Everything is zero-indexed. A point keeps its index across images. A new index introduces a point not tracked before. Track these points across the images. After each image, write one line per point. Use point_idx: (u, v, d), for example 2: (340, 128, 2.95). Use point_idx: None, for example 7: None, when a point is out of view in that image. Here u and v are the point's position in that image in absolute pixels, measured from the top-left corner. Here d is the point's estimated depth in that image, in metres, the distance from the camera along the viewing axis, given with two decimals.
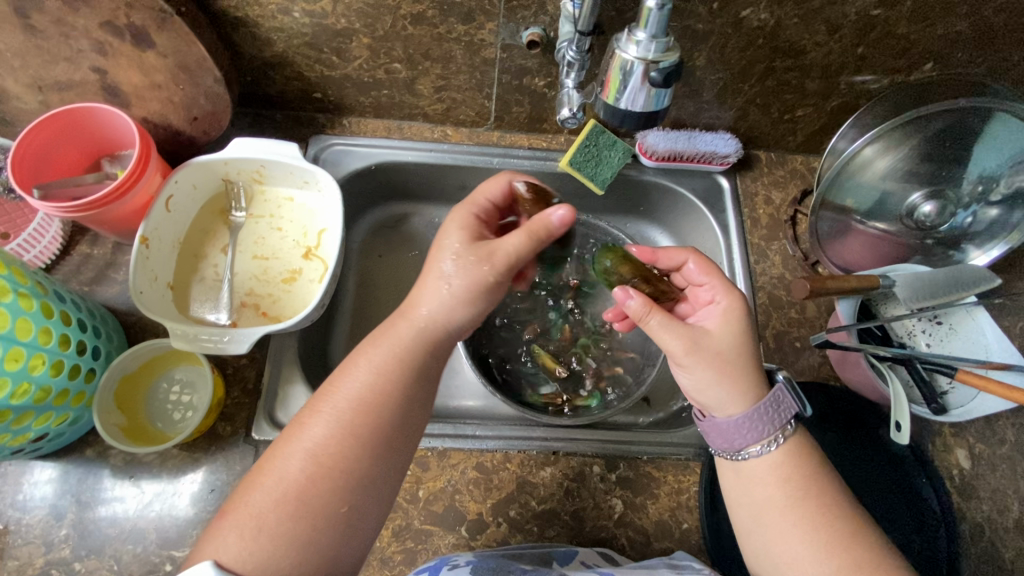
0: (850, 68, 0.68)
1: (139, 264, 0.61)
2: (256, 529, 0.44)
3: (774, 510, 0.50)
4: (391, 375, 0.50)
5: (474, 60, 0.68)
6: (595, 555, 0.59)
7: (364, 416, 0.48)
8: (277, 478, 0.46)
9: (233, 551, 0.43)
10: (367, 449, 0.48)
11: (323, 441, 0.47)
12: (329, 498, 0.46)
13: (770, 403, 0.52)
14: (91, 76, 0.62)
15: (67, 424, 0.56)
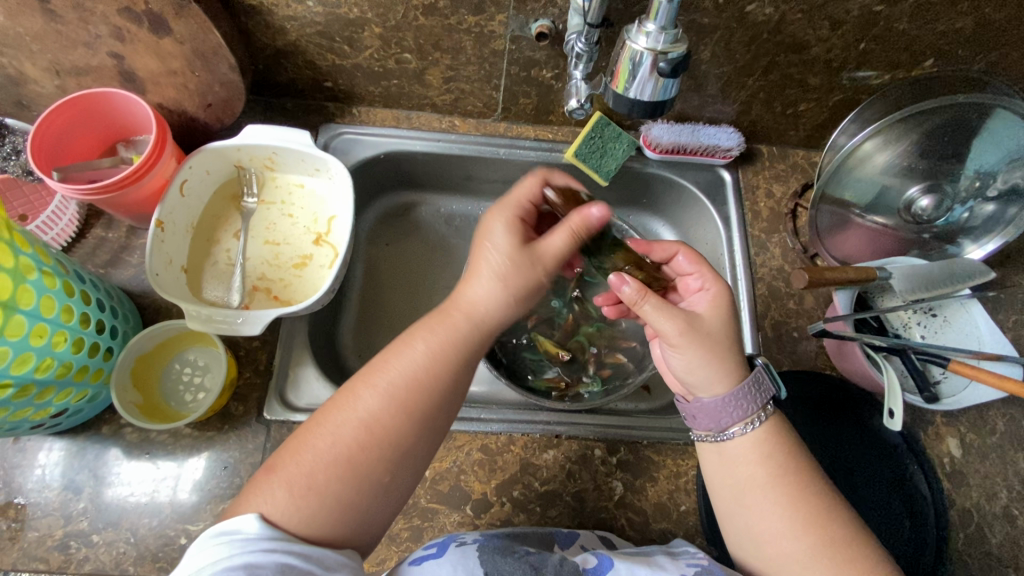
0: (852, 63, 0.69)
1: (155, 247, 0.62)
2: (307, 487, 0.46)
3: (757, 486, 0.52)
4: (443, 357, 0.53)
5: (484, 52, 0.69)
6: (594, 539, 0.60)
7: (415, 393, 0.51)
8: (331, 441, 0.48)
9: (281, 505, 0.45)
10: (414, 426, 0.51)
11: (376, 410, 0.50)
12: (374, 465, 0.49)
13: (751, 383, 0.54)
14: (108, 61, 0.63)
15: (86, 400, 0.57)
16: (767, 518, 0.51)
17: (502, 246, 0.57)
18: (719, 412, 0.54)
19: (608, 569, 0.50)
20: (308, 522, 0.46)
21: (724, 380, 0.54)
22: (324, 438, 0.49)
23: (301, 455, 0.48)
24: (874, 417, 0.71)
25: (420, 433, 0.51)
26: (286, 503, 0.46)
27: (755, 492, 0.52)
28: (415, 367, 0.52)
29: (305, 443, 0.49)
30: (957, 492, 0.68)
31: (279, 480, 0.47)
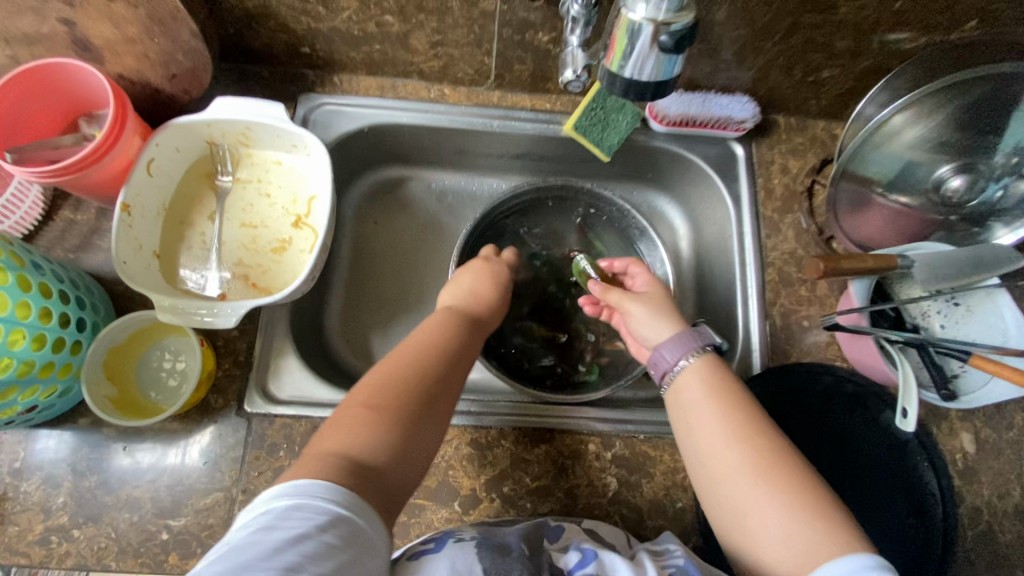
0: (885, 24, 0.62)
1: (122, 233, 0.59)
2: (380, 411, 0.48)
3: (723, 455, 0.53)
4: (458, 320, 0.61)
5: (472, 13, 0.62)
6: (579, 529, 0.57)
7: (445, 343, 0.57)
8: (373, 399, 0.49)
9: (355, 431, 0.46)
10: (452, 369, 0.55)
11: (422, 353, 0.55)
12: (429, 395, 0.51)
13: (690, 332, 0.60)
14: (59, 28, 0.57)
15: (56, 396, 0.55)
16: (740, 490, 0.51)
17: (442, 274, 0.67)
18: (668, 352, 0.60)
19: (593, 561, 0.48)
20: (381, 445, 0.46)
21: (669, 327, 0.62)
22: (384, 374, 0.52)
23: (364, 387, 0.50)
24: (884, 412, 0.66)
25: (459, 373, 0.56)
26: (363, 427, 0.47)
27: (725, 463, 0.52)
28: (440, 324, 0.60)
29: (371, 379, 0.51)
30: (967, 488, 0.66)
31: (357, 408, 0.48)
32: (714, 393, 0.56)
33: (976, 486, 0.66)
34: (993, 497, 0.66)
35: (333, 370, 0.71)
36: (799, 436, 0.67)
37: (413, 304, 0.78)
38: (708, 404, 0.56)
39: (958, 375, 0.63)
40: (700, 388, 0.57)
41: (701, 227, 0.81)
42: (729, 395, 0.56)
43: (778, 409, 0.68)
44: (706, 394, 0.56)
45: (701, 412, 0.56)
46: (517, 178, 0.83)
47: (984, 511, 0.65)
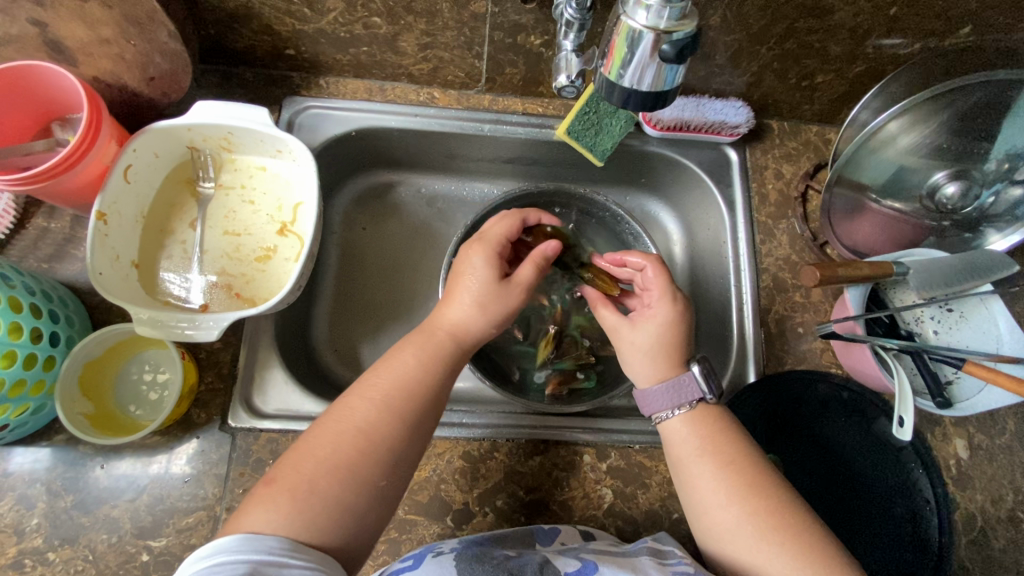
0: (879, 30, 0.61)
1: (97, 243, 0.56)
2: (301, 496, 0.44)
3: (721, 505, 0.50)
4: (430, 369, 0.53)
5: (463, 15, 0.61)
6: (576, 534, 0.57)
7: (408, 409, 0.51)
8: (315, 463, 0.46)
9: (274, 517, 0.43)
10: (405, 441, 0.50)
11: (369, 417, 0.49)
12: (365, 476, 0.47)
13: (674, 384, 0.55)
14: (30, 29, 0.55)
15: (28, 414, 0.53)
16: (741, 540, 0.48)
17: (481, 276, 0.58)
18: (647, 401, 0.56)
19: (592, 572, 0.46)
20: (302, 531, 0.43)
21: (659, 359, 0.57)
22: (319, 445, 0.47)
23: (295, 464, 0.46)
24: (879, 419, 0.65)
25: (414, 442, 0.51)
26: (280, 516, 0.43)
27: (725, 517, 0.50)
28: (405, 379, 0.52)
29: (302, 452, 0.47)
30: (962, 495, 0.65)
31: (277, 490, 0.45)
32: (709, 434, 0.54)
33: (971, 493, 0.65)
34: (989, 504, 0.65)
35: (321, 382, 0.69)
36: (790, 446, 0.66)
37: (403, 313, 0.76)
38: (701, 453, 0.53)
39: (952, 381, 0.64)
40: (691, 436, 0.54)
41: (695, 233, 0.80)
42: (725, 438, 0.53)
43: (772, 421, 0.67)
44: (697, 448, 0.53)
45: (697, 464, 0.53)
46: (509, 183, 0.82)
47: (981, 518, 0.64)
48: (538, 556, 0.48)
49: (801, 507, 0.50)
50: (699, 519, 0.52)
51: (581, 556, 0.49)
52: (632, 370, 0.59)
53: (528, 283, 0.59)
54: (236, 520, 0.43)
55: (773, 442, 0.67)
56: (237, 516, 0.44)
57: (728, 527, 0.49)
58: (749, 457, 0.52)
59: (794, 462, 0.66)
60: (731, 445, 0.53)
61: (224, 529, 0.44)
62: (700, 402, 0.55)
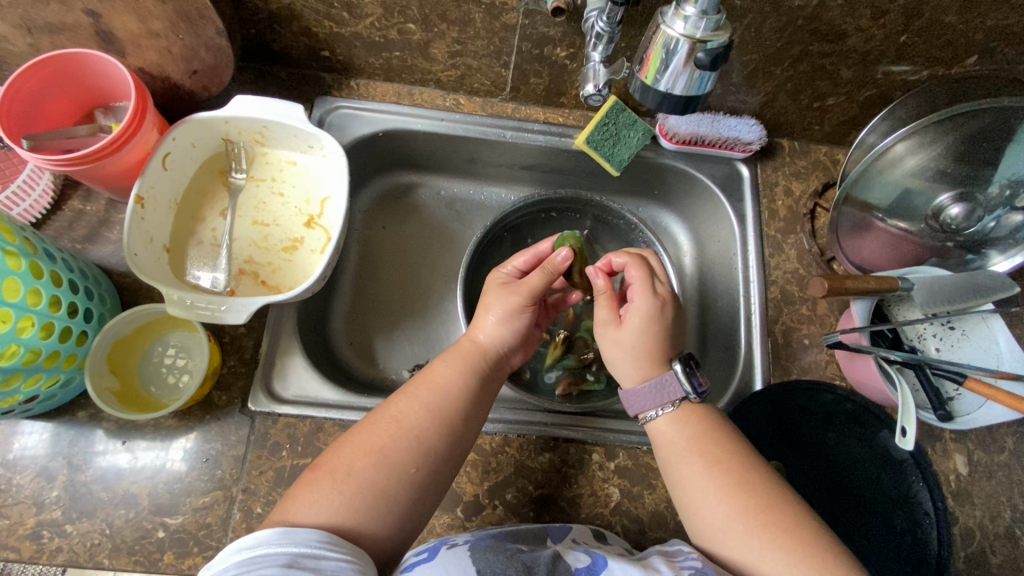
0: (890, 56, 0.64)
1: (135, 225, 0.59)
2: (340, 482, 0.46)
3: (706, 497, 0.52)
4: (473, 375, 0.56)
5: (494, 25, 0.64)
6: (587, 532, 0.58)
7: (452, 411, 0.53)
8: (354, 453, 0.48)
9: (315, 505, 0.45)
10: (449, 443, 0.51)
11: (409, 414, 0.51)
12: (405, 468, 0.48)
13: (657, 383, 0.57)
14: (84, 19, 0.58)
15: (58, 386, 0.54)
16: None
17: (497, 318, 0.60)
18: (632, 402, 0.57)
19: (602, 569, 0.47)
20: (343, 517, 0.44)
21: (649, 367, 0.58)
22: (361, 438, 0.49)
23: (338, 451, 0.49)
24: (881, 432, 0.67)
25: (457, 447, 0.52)
26: (321, 499, 0.45)
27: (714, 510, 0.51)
28: (451, 384, 0.54)
29: (344, 443, 0.49)
30: (962, 509, 0.67)
31: (320, 476, 0.47)
32: (698, 435, 0.55)
33: (970, 508, 0.67)
34: (987, 519, 0.66)
35: (337, 373, 0.70)
36: (796, 454, 0.67)
37: (419, 311, 0.78)
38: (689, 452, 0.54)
39: (953, 398, 0.65)
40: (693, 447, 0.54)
41: (705, 245, 0.82)
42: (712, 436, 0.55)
43: (778, 428, 0.68)
44: (699, 457, 0.53)
45: (703, 477, 0.53)
46: (526, 189, 0.84)
47: (979, 533, 0.66)
48: (549, 551, 0.50)
49: (793, 501, 0.50)
50: (691, 512, 0.53)
51: (591, 551, 0.50)
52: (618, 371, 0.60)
53: (537, 291, 0.60)
54: (283, 507, 0.45)
55: (780, 448, 0.68)
56: (278, 509, 0.45)
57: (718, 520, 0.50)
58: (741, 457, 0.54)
59: (800, 468, 0.67)
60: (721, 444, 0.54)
61: (267, 519, 0.45)
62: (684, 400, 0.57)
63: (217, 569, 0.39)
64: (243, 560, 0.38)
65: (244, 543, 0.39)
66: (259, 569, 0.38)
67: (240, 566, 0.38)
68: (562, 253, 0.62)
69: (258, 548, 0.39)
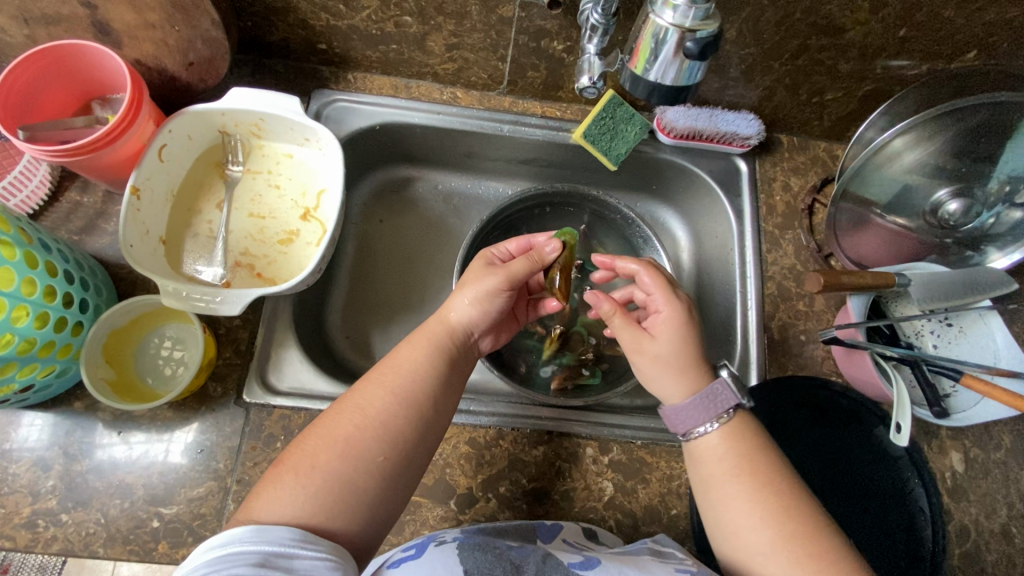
0: (889, 50, 0.64)
1: (130, 216, 0.59)
2: (304, 475, 0.45)
3: (728, 507, 0.51)
4: (439, 359, 0.55)
5: (490, 18, 0.63)
6: (579, 531, 0.58)
7: (417, 396, 0.52)
8: (319, 444, 0.48)
9: (279, 499, 0.44)
10: (416, 429, 0.51)
11: (374, 402, 0.50)
12: (371, 458, 0.48)
13: (707, 395, 0.54)
14: (80, 10, 0.58)
15: (53, 376, 0.55)
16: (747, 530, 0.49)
17: (471, 299, 0.59)
18: (682, 418, 0.54)
19: (596, 566, 0.47)
20: (309, 512, 0.44)
21: (679, 372, 0.55)
22: (325, 429, 0.49)
23: (302, 444, 0.48)
24: (878, 428, 0.67)
25: (425, 431, 0.52)
26: (285, 494, 0.44)
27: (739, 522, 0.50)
28: (416, 368, 0.54)
29: (308, 436, 0.49)
30: (957, 507, 0.66)
31: (284, 469, 0.46)
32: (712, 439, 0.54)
33: (965, 505, 0.66)
34: (982, 517, 0.66)
35: (333, 366, 0.70)
36: (790, 450, 0.67)
37: (415, 304, 0.78)
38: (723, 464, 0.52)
39: (949, 395, 0.65)
40: (722, 451, 0.53)
41: (703, 240, 0.82)
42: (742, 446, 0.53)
43: (773, 423, 0.68)
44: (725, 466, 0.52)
45: (727, 485, 0.51)
46: (524, 183, 0.84)
47: (974, 531, 0.65)
48: (540, 550, 0.49)
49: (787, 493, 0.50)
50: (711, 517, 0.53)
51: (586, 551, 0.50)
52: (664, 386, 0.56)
53: (519, 279, 0.59)
54: (248, 507, 0.44)
55: (775, 444, 0.68)
56: (247, 503, 0.45)
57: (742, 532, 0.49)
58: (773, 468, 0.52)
59: (795, 464, 0.67)
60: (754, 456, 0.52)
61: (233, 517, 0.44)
62: (737, 409, 0.54)
63: (187, 569, 0.38)
64: (215, 559, 0.38)
65: (218, 542, 0.40)
66: (231, 568, 0.38)
67: (212, 565, 0.38)
68: (550, 245, 0.61)
69: (230, 546, 0.39)
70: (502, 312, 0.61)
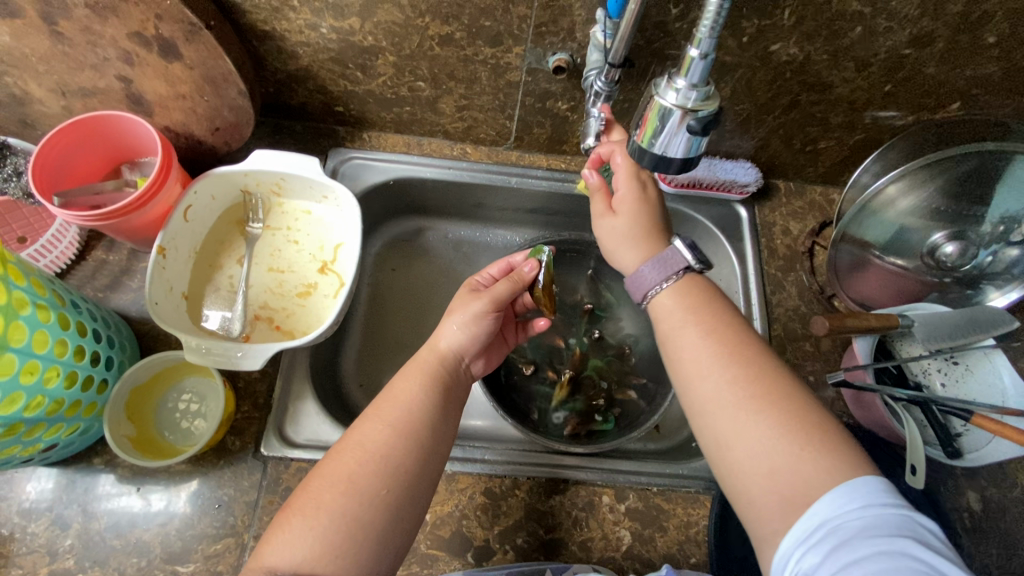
0: (876, 103, 0.68)
1: (156, 274, 0.61)
2: (309, 518, 0.46)
3: (731, 416, 0.45)
4: (434, 390, 0.55)
5: (499, 82, 0.67)
6: (587, 569, 0.58)
7: (414, 426, 0.51)
8: (320, 485, 0.48)
9: (287, 546, 0.45)
10: (415, 460, 0.50)
11: (374, 437, 0.50)
12: (373, 494, 0.47)
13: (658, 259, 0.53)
14: (115, 84, 0.62)
15: (76, 434, 0.56)
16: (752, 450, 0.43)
17: (459, 324, 0.59)
18: (640, 279, 0.53)
19: None
20: (314, 558, 0.44)
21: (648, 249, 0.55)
22: (329, 469, 0.49)
23: (307, 487, 0.49)
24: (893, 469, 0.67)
25: (426, 458, 0.51)
26: (291, 539, 0.45)
27: (757, 462, 0.43)
28: (410, 397, 0.53)
29: (313, 477, 0.49)
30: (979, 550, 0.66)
31: (289, 515, 0.47)
32: (714, 343, 0.49)
33: (987, 548, 0.65)
34: (1006, 560, 0.65)
35: (347, 416, 0.71)
36: None
37: None
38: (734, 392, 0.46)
39: (961, 434, 0.66)
40: (703, 345, 0.49)
41: None
42: (751, 372, 0.47)
43: None
44: (718, 366, 0.47)
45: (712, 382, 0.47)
46: (530, 231, 0.87)
47: None
48: None
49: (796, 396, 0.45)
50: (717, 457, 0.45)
51: None
52: (621, 259, 0.57)
53: (504, 299, 0.61)
54: (258, 556, 0.46)
55: None
56: (258, 547, 0.46)
57: (760, 475, 0.42)
58: (774, 375, 0.46)
59: None
60: (773, 384, 0.46)
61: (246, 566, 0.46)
62: (688, 270, 0.53)
63: None
64: None
65: None
66: None
67: None
68: (529, 264, 0.65)
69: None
70: (490, 334, 0.62)
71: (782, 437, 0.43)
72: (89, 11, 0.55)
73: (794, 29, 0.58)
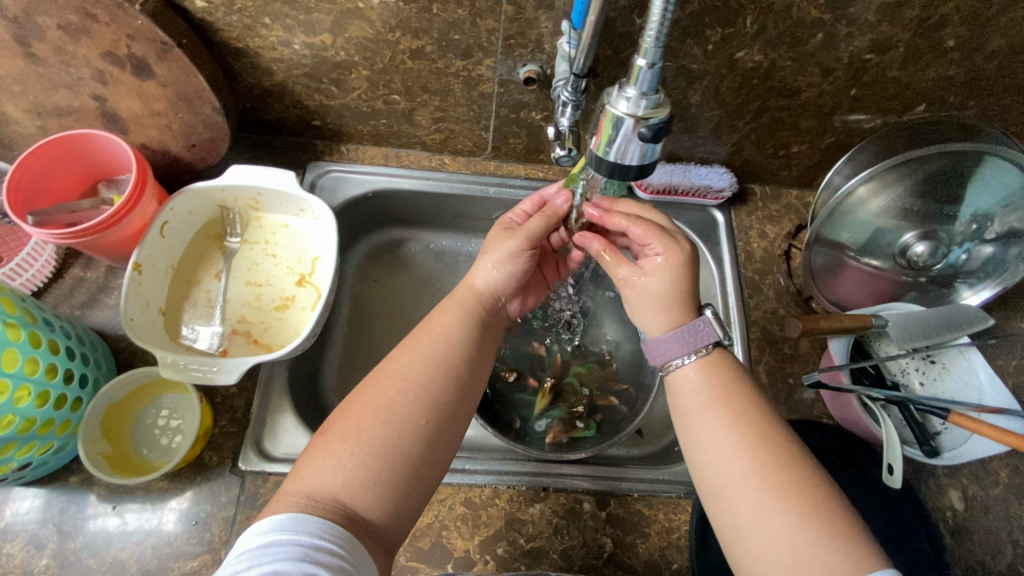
0: (844, 107, 0.69)
1: (131, 291, 0.61)
2: (351, 441, 0.46)
3: (727, 459, 0.47)
4: (472, 323, 0.56)
5: (472, 94, 0.68)
6: None
7: (452, 358, 0.53)
8: (360, 412, 0.48)
9: (326, 469, 0.44)
10: (454, 391, 0.51)
11: (414, 368, 0.51)
12: (415, 423, 0.48)
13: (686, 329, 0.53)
14: (90, 103, 0.63)
15: (51, 452, 0.55)
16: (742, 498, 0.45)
17: (497, 260, 0.60)
18: (663, 348, 0.53)
19: None
20: (357, 479, 0.44)
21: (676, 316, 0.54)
22: (366, 396, 0.49)
23: (345, 413, 0.48)
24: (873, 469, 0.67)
25: (462, 394, 0.52)
26: (333, 461, 0.45)
27: (749, 512, 0.44)
28: (449, 329, 0.55)
29: (350, 403, 0.49)
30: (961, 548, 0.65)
31: (329, 438, 0.46)
32: (717, 387, 0.51)
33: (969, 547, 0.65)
34: None
35: None
36: None
37: None
38: (736, 455, 0.47)
39: (940, 433, 0.66)
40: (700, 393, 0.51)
41: None
42: (751, 419, 0.49)
43: None
44: (709, 402, 0.50)
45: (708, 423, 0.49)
46: None
47: None
48: None
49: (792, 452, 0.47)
50: (721, 521, 0.46)
51: None
52: (641, 319, 0.56)
53: (539, 236, 0.59)
54: (294, 476, 0.44)
55: None
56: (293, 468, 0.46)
57: (754, 526, 0.44)
58: (771, 427, 0.48)
59: None
60: (767, 430, 0.48)
61: (277, 490, 0.44)
62: (717, 345, 0.53)
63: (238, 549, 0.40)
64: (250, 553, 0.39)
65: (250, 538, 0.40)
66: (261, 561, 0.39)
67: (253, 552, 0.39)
68: (561, 196, 0.61)
69: (252, 538, 0.40)
70: (527, 272, 0.61)
71: (773, 491, 0.44)
72: (61, 32, 0.55)
73: (757, 37, 0.59)
